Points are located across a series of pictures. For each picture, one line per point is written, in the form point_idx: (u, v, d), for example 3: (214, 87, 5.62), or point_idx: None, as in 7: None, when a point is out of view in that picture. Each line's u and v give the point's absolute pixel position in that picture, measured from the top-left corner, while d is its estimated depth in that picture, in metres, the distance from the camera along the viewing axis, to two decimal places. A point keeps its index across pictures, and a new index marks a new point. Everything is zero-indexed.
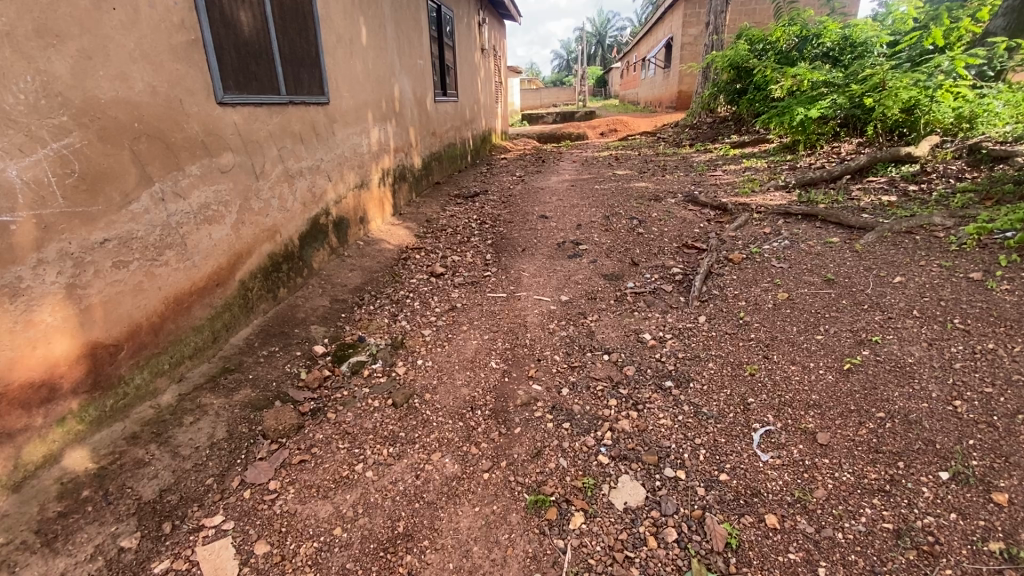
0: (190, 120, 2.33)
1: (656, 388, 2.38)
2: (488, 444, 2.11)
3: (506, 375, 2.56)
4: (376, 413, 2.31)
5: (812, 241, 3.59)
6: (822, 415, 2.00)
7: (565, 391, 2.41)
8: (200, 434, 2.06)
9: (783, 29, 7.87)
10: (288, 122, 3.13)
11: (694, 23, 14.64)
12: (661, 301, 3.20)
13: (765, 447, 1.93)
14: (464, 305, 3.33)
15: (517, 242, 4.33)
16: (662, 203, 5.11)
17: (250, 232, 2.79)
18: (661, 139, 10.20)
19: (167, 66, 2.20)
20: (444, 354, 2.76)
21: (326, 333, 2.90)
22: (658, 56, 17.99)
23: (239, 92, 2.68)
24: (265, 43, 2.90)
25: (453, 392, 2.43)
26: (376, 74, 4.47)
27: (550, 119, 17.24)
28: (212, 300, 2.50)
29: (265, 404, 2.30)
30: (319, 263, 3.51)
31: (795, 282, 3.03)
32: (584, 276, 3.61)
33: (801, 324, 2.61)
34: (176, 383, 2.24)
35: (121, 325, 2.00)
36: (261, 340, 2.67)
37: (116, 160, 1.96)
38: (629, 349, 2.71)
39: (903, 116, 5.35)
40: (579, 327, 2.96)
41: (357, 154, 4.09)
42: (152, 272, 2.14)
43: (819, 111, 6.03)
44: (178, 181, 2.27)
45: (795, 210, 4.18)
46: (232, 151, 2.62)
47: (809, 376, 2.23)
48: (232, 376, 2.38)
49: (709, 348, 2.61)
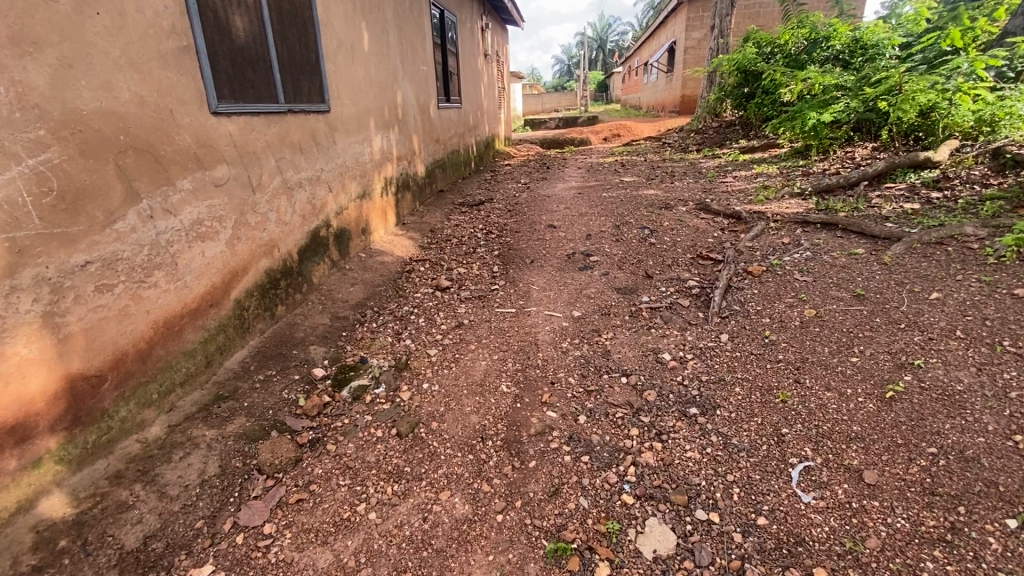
0: (181, 131, 2.19)
1: (680, 415, 2.21)
2: (501, 481, 1.95)
3: (519, 400, 2.39)
4: (380, 444, 2.15)
5: (835, 252, 3.43)
6: (867, 451, 1.85)
7: (582, 418, 2.25)
8: (190, 470, 1.90)
9: (791, 31, 7.73)
10: (287, 131, 2.98)
11: (699, 27, 14.52)
12: (679, 316, 3.04)
13: (805, 485, 1.77)
14: (471, 321, 3.17)
15: (525, 253, 4.17)
16: (673, 211, 4.96)
17: (246, 248, 2.64)
18: (667, 144, 10.06)
19: (157, 74, 2.06)
20: (452, 376, 2.59)
21: (326, 354, 2.75)
22: (661, 60, 17.88)
23: (234, 100, 2.54)
24: (261, 49, 2.77)
25: (462, 420, 2.27)
26: (378, 81, 4.33)
27: (552, 124, 17.10)
28: (205, 322, 2.35)
29: (261, 435, 2.15)
30: (319, 278, 3.36)
31: (822, 297, 2.86)
32: (597, 290, 3.46)
33: (833, 344, 2.44)
34: (166, 414, 2.09)
35: (104, 354, 1.84)
36: (257, 363, 2.52)
37: (99, 176, 1.81)
38: (647, 370, 2.54)
39: (920, 119, 5.18)
40: (594, 346, 2.80)
41: (359, 164, 3.95)
42: (140, 296, 1.98)
43: (832, 115, 5.87)
44: (168, 197, 2.12)
45: (814, 218, 4.02)
46: (227, 163, 2.48)
47: (847, 405, 2.06)
48: (225, 405, 2.23)
49: (734, 371, 2.44)
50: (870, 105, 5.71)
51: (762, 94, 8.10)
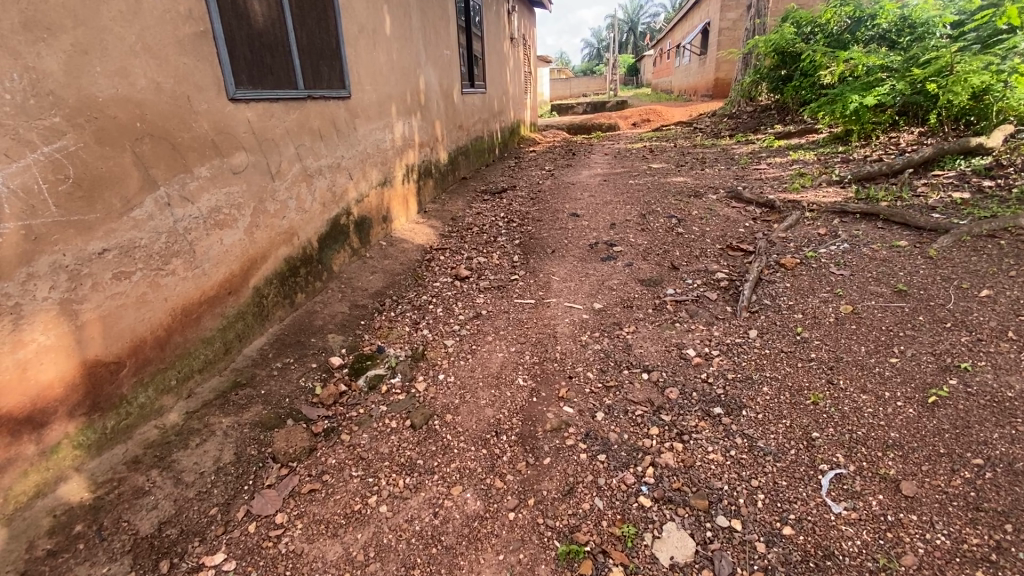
0: (198, 118, 2.18)
1: (703, 415, 2.12)
2: (514, 477, 1.90)
3: (535, 395, 2.34)
4: (393, 435, 2.13)
5: (875, 244, 3.24)
6: (906, 460, 1.73)
7: (600, 415, 2.18)
8: (206, 457, 1.92)
9: (834, 9, 7.31)
10: (307, 118, 2.96)
11: (734, 7, 13.97)
12: (705, 310, 2.92)
13: (836, 495, 1.67)
14: (490, 312, 3.12)
15: (547, 242, 4.09)
16: (702, 200, 4.78)
17: (265, 236, 2.63)
18: (698, 130, 9.74)
19: (173, 60, 2.04)
20: (468, 368, 2.55)
21: (343, 343, 2.74)
22: (693, 43, 17.32)
23: (252, 87, 2.52)
24: (280, 34, 2.73)
25: (477, 413, 2.23)
26: (400, 66, 4.27)
27: (579, 110, 16.81)
28: (223, 309, 2.36)
29: (277, 423, 2.15)
30: (340, 265, 3.35)
31: (859, 293, 2.70)
32: (620, 281, 3.36)
33: (870, 343, 2.30)
34: (184, 401, 2.11)
35: (122, 341, 1.86)
36: (276, 351, 2.53)
37: (115, 163, 1.82)
38: (670, 366, 2.45)
39: (971, 103, 4.85)
40: (615, 340, 2.71)
41: (380, 151, 3.91)
42: (158, 283, 2.00)
43: (875, 99, 5.54)
44: (186, 184, 2.12)
45: (853, 208, 3.81)
46: (245, 150, 2.47)
47: (885, 410, 1.94)
48: (242, 392, 2.24)
49: (762, 369, 2.33)
50: (918, 87, 5.36)
51: (800, 76, 7.74)
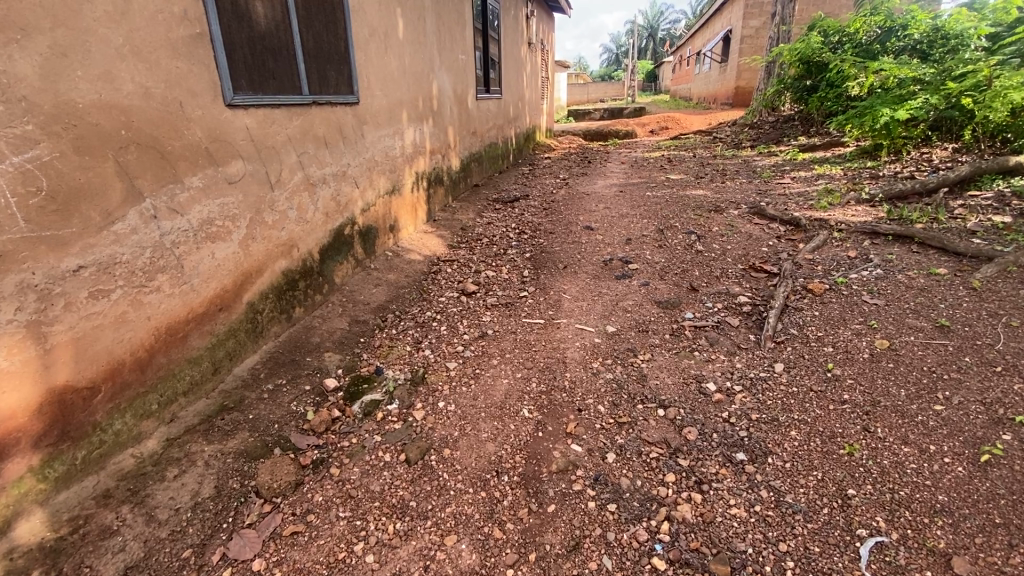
0: (191, 125, 2.05)
1: (724, 461, 1.94)
2: (515, 527, 1.74)
3: (541, 429, 2.17)
4: (386, 471, 1.97)
5: (912, 270, 3.02)
6: (956, 530, 1.53)
7: (611, 457, 2.01)
8: (183, 491, 1.79)
9: (863, 19, 7.07)
10: (311, 124, 2.83)
11: (757, 14, 13.69)
12: (727, 338, 2.73)
13: (877, 568, 1.48)
14: (496, 332, 2.95)
15: (559, 256, 3.92)
16: (724, 215, 4.57)
17: (262, 248, 2.51)
18: (718, 139, 9.49)
19: (165, 63, 1.92)
20: (470, 395, 2.39)
21: (340, 362, 2.60)
22: (714, 50, 17.06)
23: (252, 91, 2.39)
24: (284, 36, 2.61)
25: (477, 449, 2.07)
26: (412, 71, 4.14)
27: (597, 115, 16.64)
28: (213, 327, 2.24)
29: (263, 453, 2.01)
30: (342, 277, 3.22)
31: (895, 326, 2.50)
32: (635, 302, 3.17)
33: (911, 387, 2.10)
34: (166, 426, 1.99)
35: (97, 364, 1.74)
36: (268, 370, 2.40)
37: (96, 174, 1.69)
38: (688, 402, 2.26)
39: (1009, 119, 4.58)
40: (629, 369, 2.53)
41: (388, 158, 3.78)
42: (140, 300, 1.87)
43: (907, 112, 5.26)
44: (175, 195, 1.99)
45: (884, 229, 3.59)
46: (242, 158, 2.34)
47: (930, 466, 1.74)
48: (229, 417, 2.11)
49: (790, 411, 2.14)
50: (953, 101, 5.08)
51: (826, 87, 7.49)
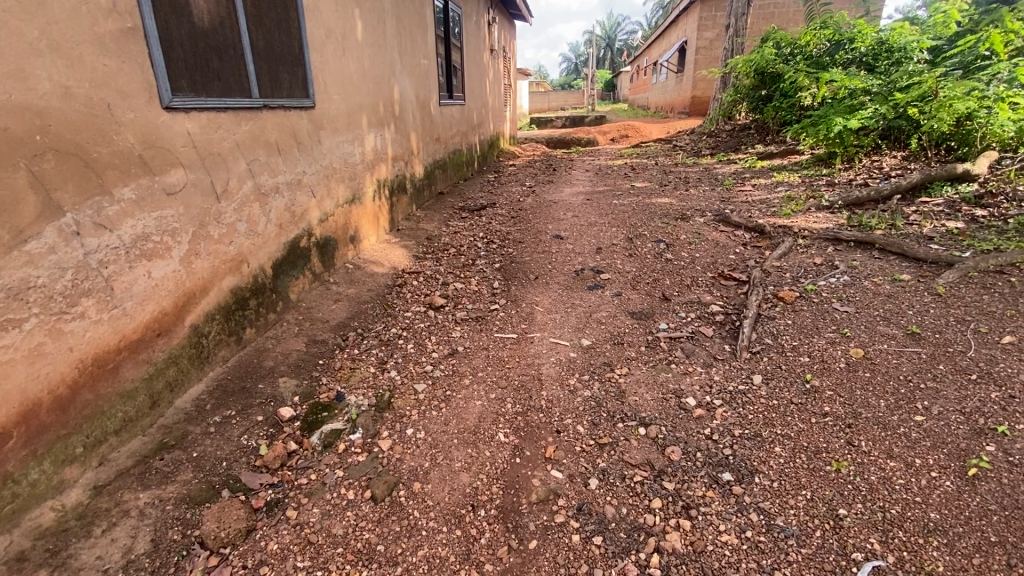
0: (122, 130, 1.83)
1: (711, 483, 1.86)
2: (496, 568, 1.59)
3: (518, 454, 2.04)
4: (350, 510, 1.79)
5: (877, 277, 3.06)
6: (953, 551, 1.49)
7: (593, 482, 1.89)
8: (113, 549, 1.56)
9: (813, 32, 7.32)
10: (261, 129, 2.62)
11: (711, 26, 14.11)
12: (702, 350, 2.67)
13: None
14: (467, 349, 2.80)
15: (529, 266, 3.81)
16: (690, 222, 4.58)
17: (207, 265, 2.28)
18: (678, 147, 9.66)
19: (89, 60, 1.70)
20: (441, 420, 2.23)
21: (297, 389, 2.39)
22: (671, 60, 17.51)
23: (194, 93, 2.17)
24: (230, 34, 2.39)
25: (451, 481, 1.91)
26: (372, 74, 3.96)
27: (559, 123, 16.75)
28: (151, 354, 2.00)
29: (209, 496, 1.79)
30: (298, 294, 3.00)
31: (867, 333, 2.51)
32: (608, 313, 3.09)
33: (890, 397, 2.08)
34: (93, 471, 1.74)
35: (7, 407, 1.49)
36: (215, 401, 2.16)
37: (4, 186, 1.46)
38: (669, 419, 2.18)
39: (953, 128, 4.80)
40: (606, 385, 2.43)
41: (347, 166, 3.58)
42: (59, 329, 1.63)
43: (859, 121, 5.45)
44: (103, 209, 1.76)
45: (847, 235, 3.65)
46: (184, 167, 2.12)
47: (918, 482, 1.71)
48: (169, 456, 1.88)
49: (772, 425, 2.08)
50: (900, 111, 5.30)
51: (780, 97, 7.72)
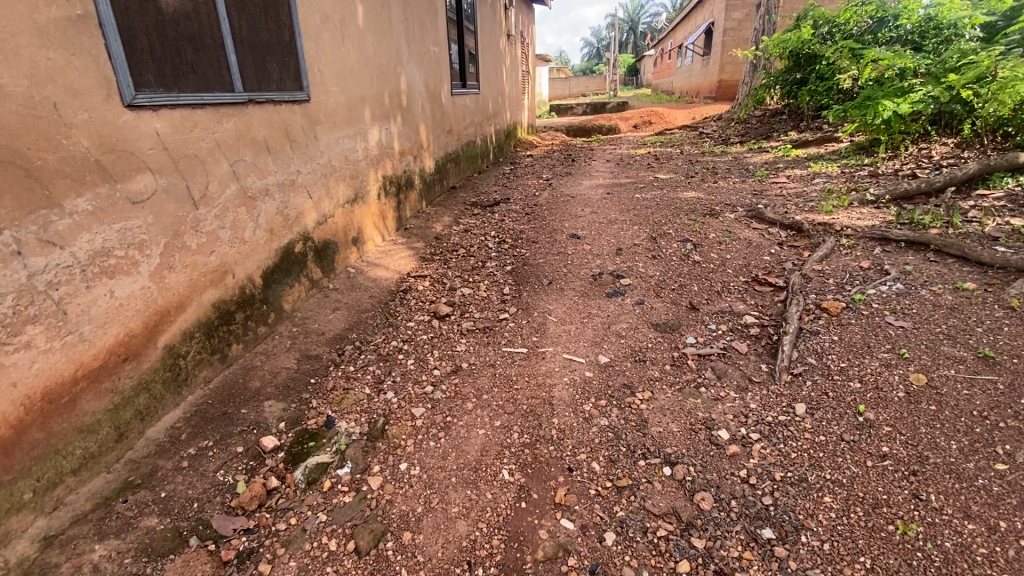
0: (73, 133, 1.61)
1: (749, 541, 1.58)
2: None
3: (524, 498, 1.79)
4: (330, 565, 1.57)
5: (936, 285, 2.70)
6: None
7: (609, 538, 1.63)
8: None
9: (854, 9, 6.68)
10: (246, 126, 2.39)
11: (740, 7, 13.42)
12: (736, 370, 2.37)
13: None
14: (471, 366, 2.55)
15: (543, 270, 3.53)
16: (720, 219, 4.22)
17: (184, 279, 2.07)
18: (704, 135, 9.18)
19: (28, 54, 1.48)
20: (438, 453, 1.99)
21: (284, 414, 2.18)
22: (697, 43, 16.81)
23: (163, 89, 1.95)
24: (207, 20, 2.16)
25: (445, 531, 1.67)
26: (375, 63, 3.69)
27: (580, 110, 16.26)
28: (116, 382, 1.81)
29: (174, 547, 1.59)
30: (292, 303, 2.79)
31: (929, 356, 2.17)
32: (629, 325, 2.80)
33: (962, 439, 1.77)
34: (45, 518, 1.56)
35: None
36: (191, 430, 1.97)
37: None
38: (699, 457, 1.90)
39: (1012, 112, 4.30)
40: (626, 413, 2.15)
41: (348, 162, 3.34)
42: None
43: (909, 106, 4.91)
44: (51, 223, 1.56)
45: (896, 235, 3.28)
46: (153, 171, 1.91)
47: (1006, 553, 1.41)
48: (133, 498, 1.69)
49: (820, 468, 1.78)
50: (954, 94, 4.77)
51: (816, 80, 7.18)
